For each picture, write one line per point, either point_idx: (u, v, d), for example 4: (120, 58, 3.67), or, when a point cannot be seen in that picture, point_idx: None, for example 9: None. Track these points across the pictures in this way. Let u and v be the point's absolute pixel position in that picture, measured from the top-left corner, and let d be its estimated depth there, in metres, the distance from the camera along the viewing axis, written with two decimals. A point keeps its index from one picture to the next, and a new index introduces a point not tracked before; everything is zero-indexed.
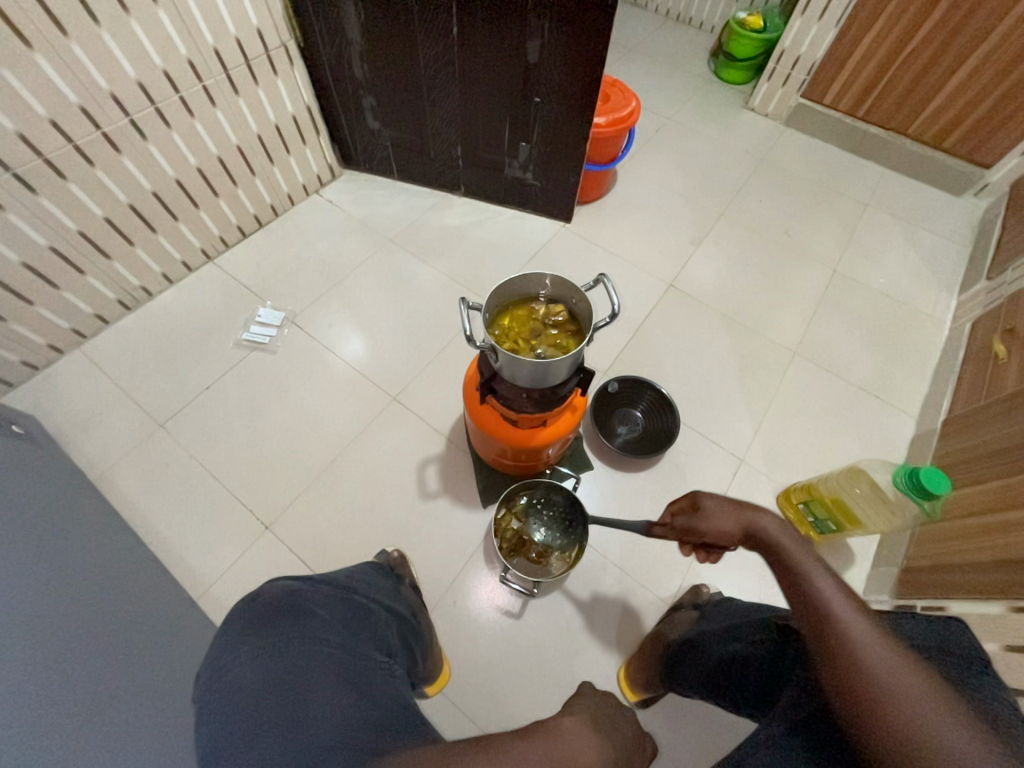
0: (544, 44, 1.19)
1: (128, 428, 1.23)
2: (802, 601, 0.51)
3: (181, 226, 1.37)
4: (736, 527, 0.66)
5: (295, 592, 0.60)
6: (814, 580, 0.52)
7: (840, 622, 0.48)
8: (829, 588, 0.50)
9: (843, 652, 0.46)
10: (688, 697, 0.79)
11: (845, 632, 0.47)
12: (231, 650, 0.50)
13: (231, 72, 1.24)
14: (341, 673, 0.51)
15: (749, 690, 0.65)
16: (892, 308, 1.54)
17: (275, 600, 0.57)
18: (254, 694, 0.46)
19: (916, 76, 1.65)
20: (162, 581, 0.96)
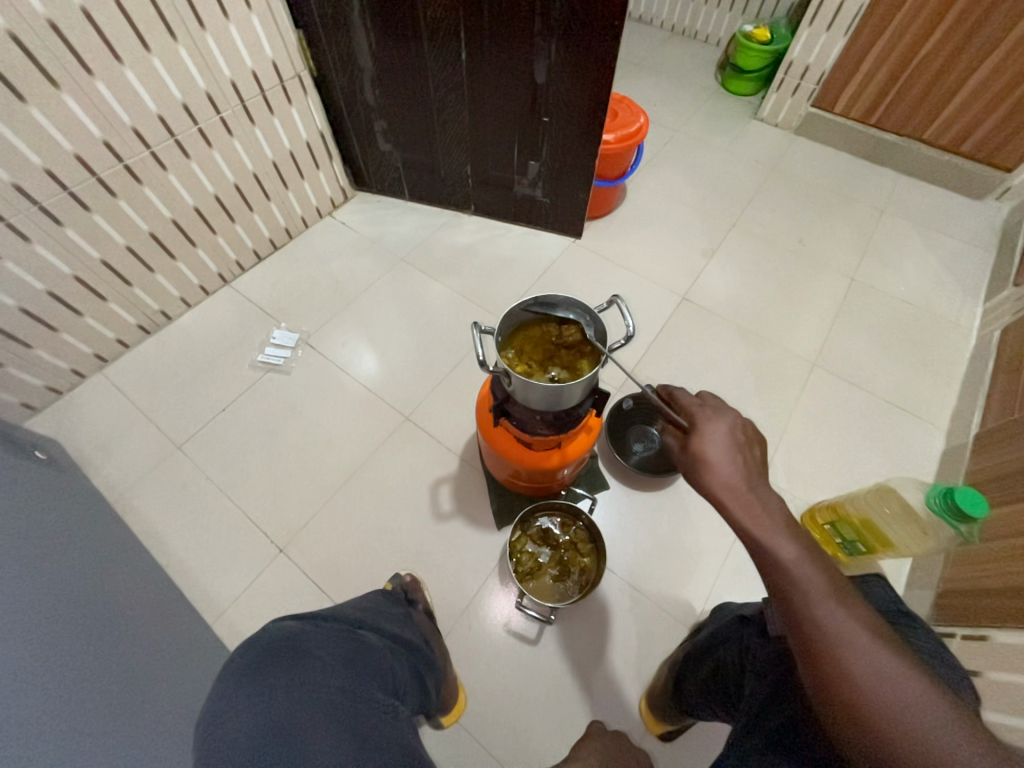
0: (552, 65, 1.20)
1: (146, 450, 1.25)
2: (777, 592, 0.45)
3: (199, 252, 1.40)
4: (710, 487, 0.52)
5: (294, 632, 0.59)
6: (777, 572, 0.45)
7: (825, 628, 0.41)
8: (804, 576, 0.44)
9: (826, 657, 0.41)
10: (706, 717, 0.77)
11: (835, 639, 0.41)
12: (229, 696, 0.49)
13: (248, 103, 1.27)
14: (339, 721, 0.49)
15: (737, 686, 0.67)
16: (915, 316, 1.49)
17: (271, 642, 0.56)
18: (247, 744, 0.45)
19: (930, 82, 1.63)
20: (178, 606, 0.96)
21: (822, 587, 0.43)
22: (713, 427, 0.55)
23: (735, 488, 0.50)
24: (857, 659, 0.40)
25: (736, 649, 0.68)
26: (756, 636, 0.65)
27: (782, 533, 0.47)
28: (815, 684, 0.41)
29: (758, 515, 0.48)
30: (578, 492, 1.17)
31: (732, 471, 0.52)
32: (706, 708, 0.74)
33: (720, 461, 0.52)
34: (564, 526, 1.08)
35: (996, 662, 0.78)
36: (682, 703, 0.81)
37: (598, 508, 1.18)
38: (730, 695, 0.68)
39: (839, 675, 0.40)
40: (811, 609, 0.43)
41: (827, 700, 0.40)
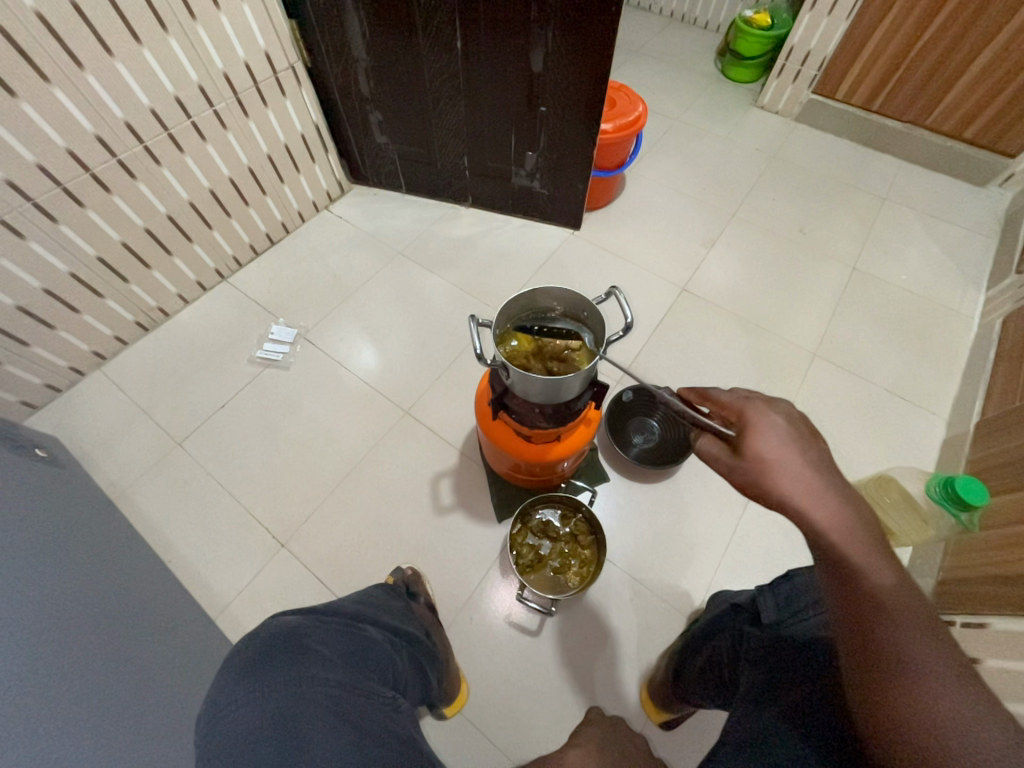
0: (548, 53, 1.18)
1: (147, 447, 1.25)
2: (842, 597, 0.44)
3: (196, 248, 1.39)
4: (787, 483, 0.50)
5: (294, 627, 0.59)
6: (851, 571, 0.44)
7: (894, 634, 0.40)
8: (887, 597, 0.42)
9: (893, 681, 0.39)
10: (701, 706, 0.77)
11: (902, 645, 0.40)
12: (230, 692, 0.49)
13: (241, 95, 1.26)
14: (340, 717, 0.49)
15: (725, 676, 0.68)
16: (916, 305, 1.49)
17: (273, 637, 0.55)
18: (250, 743, 0.45)
19: (933, 66, 1.60)
20: (181, 601, 0.97)
21: (903, 609, 0.41)
22: (772, 424, 0.54)
23: (805, 489, 0.49)
24: (933, 691, 0.37)
25: (729, 639, 0.70)
26: (750, 625, 0.67)
27: (865, 545, 0.45)
28: (873, 708, 0.39)
29: (834, 519, 0.47)
30: (578, 486, 1.17)
31: (801, 470, 0.51)
32: (703, 695, 0.74)
33: (786, 459, 0.51)
34: (564, 518, 1.09)
35: (995, 649, 0.78)
36: (680, 691, 0.81)
37: (598, 500, 1.18)
38: (724, 685, 0.68)
39: (908, 704, 0.37)
40: (887, 632, 0.41)
41: (888, 728, 0.38)
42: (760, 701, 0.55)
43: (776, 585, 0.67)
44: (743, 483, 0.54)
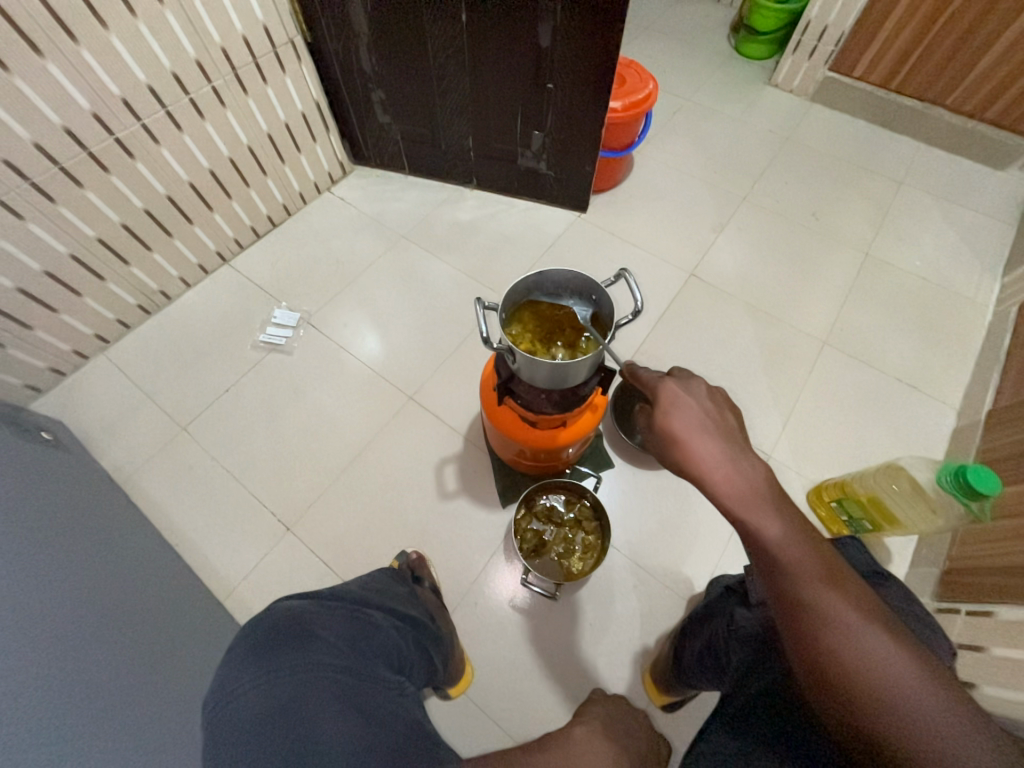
0: (556, 28, 1.14)
1: (152, 431, 1.25)
2: (765, 572, 0.44)
3: (196, 230, 1.37)
4: (706, 462, 0.49)
5: (299, 613, 0.58)
6: (772, 541, 0.44)
7: (816, 597, 0.41)
8: (799, 561, 0.42)
9: (817, 643, 0.39)
10: (700, 688, 0.78)
11: (825, 608, 0.40)
12: (236, 675, 0.49)
13: (239, 71, 1.22)
14: (346, 702, 0.49)
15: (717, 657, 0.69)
16: (930, 291, 1.46)
17: (277, 623, 0.55)
18: (257, 726, 0.45)
19: (955, 43, 1.54)
20: (189, 584, 0.98)
21: (815, 570, 0.42)
22: (682, 401, 0.54)
23: (714, 463, 0.49)
24: (849, 647, 0.39)
25: (723, 621, 0.70)
26: (739, 604, 0.67)
27: (777, 513, 0.45)
28: (818, 684, 0.39)
29: (743, 487, 0.47)
30: (583, 472, 1.17)
31: (710, 443, 0.50)
32: (702, 679, 0.75)
33: (693, 435, 0.51)
34: (568, 503, 1.09)
35: (1000, 639, 0.78)
36: (681, 675, 0.82)
37: (603, 488, 1.17)
38: (720, 666, 0.69)
39: (827, 664, 0.39)
40: (804, 597, 0.41)
41: (826, 696, 0.39)
42: (746, 681, 0.57)
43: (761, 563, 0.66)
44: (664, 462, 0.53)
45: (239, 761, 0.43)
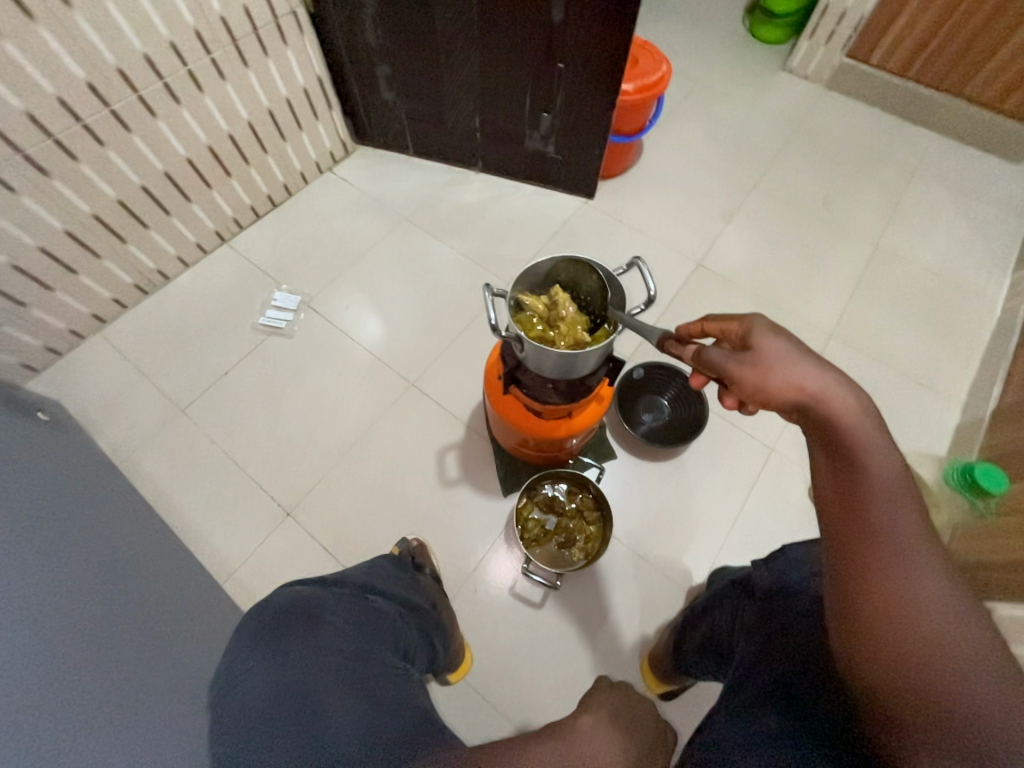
0: (569, 4, 1.10)
1: (150, 413, 1.24)
2: (845, 486, 0.43)
3: (194, 208, 1.34)
4: (806, 381, 0.47)
5: (305, 597, 0.58)
6: (867, 462, 0.43)
7: (894, 522, 0.40)
8: (889, 486, 0.41)
9: (880, 560, 0.39)
10: (698, 678, 0.79)
11: (898, 533, 0.39)
12: (246, 657, 0.49)
13: (240, 42, 1.18)
14: (353, 686, 0.48)
15: (719, 649, 0.70)
16: (939, 286, 1.44)
17: (283, 607, 0.55)
18: (266, 707, 0.45)
19: (978, 29, 1.50)
20: (190, 567, 0.98)
21: (911, 500, 0.41)
22: (783, 329, 0.52)
23: (814, 384, 0.47)
24: (918, 578, 0.38)
25: (727, 614, 0.70)
26: (746, 600, 0.67)
27: (882, 437, 0.43)
28: (862, 599, 0.39)
29: (848, 411, 0.45)
30: (585, 462, 1.16)
31: (813, 365, 0.48)
32: (701, 668, 0.76)
33: (795, 356, 0.49)
34: (570, 493, 1.08)
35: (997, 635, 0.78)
36: (680, 664, 0.83)
37: (605, 478, 1.17)
38: (722, 659, 0.69)
39: (886, 589, 0.38)
40: (888, 522, 0.40)
41: (865, 612, 0.39)
42: (750, 673, 0.56)
43: (768, 559, 0.67)
44: (742, 381, 0.51)
45: (244, 743, 0.43)
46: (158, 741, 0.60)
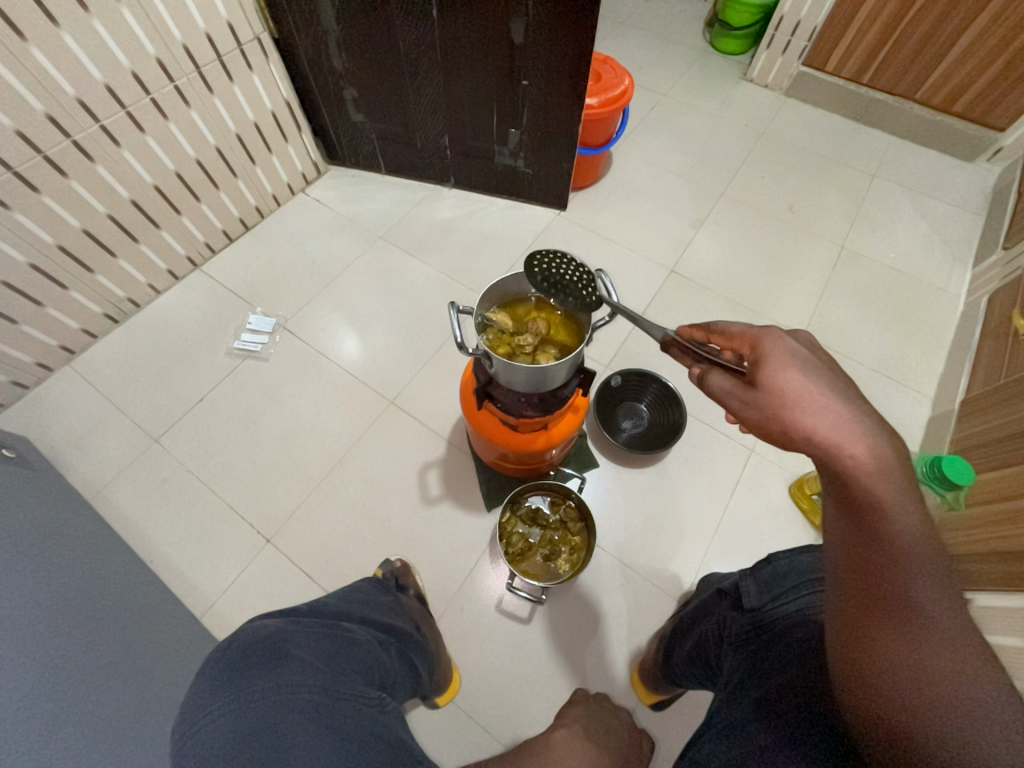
0: (528, 24, 1.13)
1: (122, 444, 1.21)
2: (860, 542, 0.41)
3: (164, 235, 1.33)
4: (820, 423, 0.45)
5: (273, 631, 0.56)
6: (887, 519, 0.40)
7: (911, 585, 0.38)
8: (910, 546, 0.39)
9: (893, 624, 0.37)
10: (688, 688, 0.79)
11: (916, 597, 0.37)
12: (204, 703, 0.47)
13: (204, 70, 1.18)
14: (320, 725, 0.47)
15: (709, 660, 0.69)
16: (903, 283, 1.48)
17: (250, 643, 0.53)
18: (227, 757, 0.43)
19: (923, 38, 1.57)
20: (166, 602, 0.95)
21: (929, 561, 0.38)
22: (792, 360, 0.50)
23: (832, 427, 0.44)
24: (924, 642, 0.36)
25: (715, 624, 0.70)
26: (732, 609, 0.67)
27: (905, 491, 0.41)
28: (873, 665, 0.38)
29: (865, 457, 0.42)
30: (567, 473, 1.16)
31: (836, 404, 0.46)
32: (690, 678, 0.75)
33: (811, 390, 0.47)
34: (553, 505, 1.08)
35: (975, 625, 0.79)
36: (669, 674, 0.82)
37: (587, 487, 1.17)
38: (711, 670, 0.69)
39: (889, 653, 0.37)
40: (904, 583, 0.38)
41: (873, 676, 0.37)
42: (743, 689, 0.55)
43: (755, 569, 0.67)
44: (746, 416, 0.51)
45: None
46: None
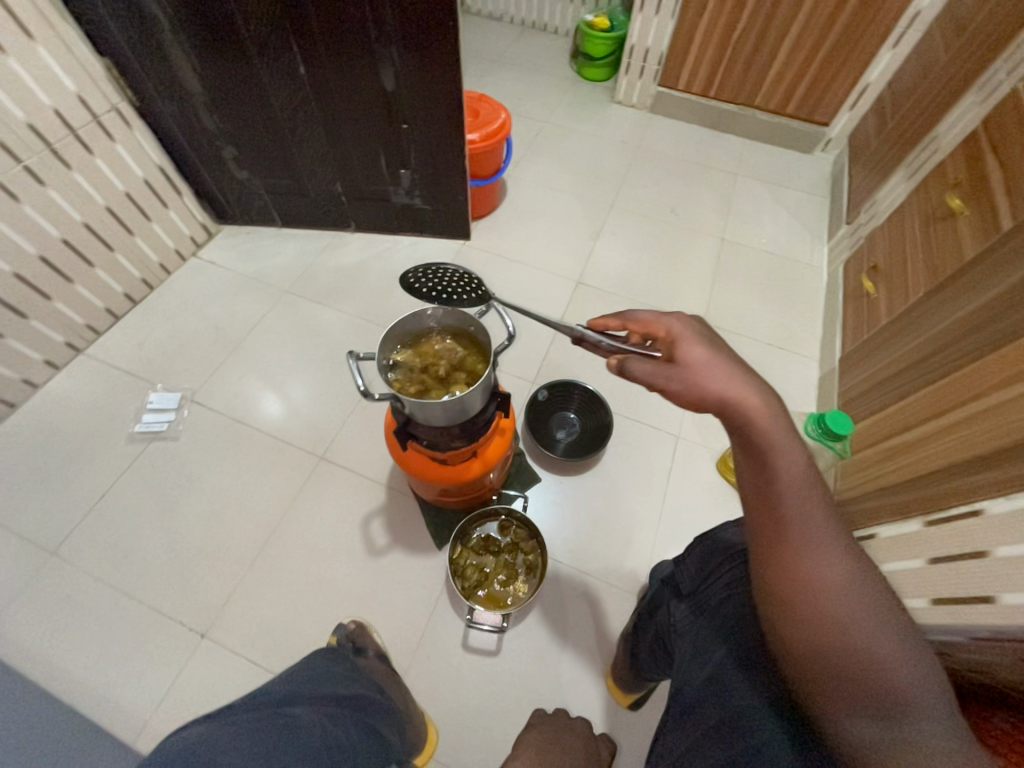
0: (398, 72, 1.17)
1: (11, 565, 1.06)
2: (765, 484, 0.47)
3: (35, 324, 1.21)
4: (728, 386, 0.51)
5: (195, 741, 0.52)
6: (783, 460, 0.47)
7: (807, 513, 0.45)
8: (801, 481, 0.46)
9: (802, 548, 0.44)
10: (658, 680, 0.81)
11: (811, 522, 0.45)
12: None
13: (57, 145, 1.11)
14: None
15: (665, 650, 0.71)
16: (777, 263, 1.67)
17: (166, 763, 0.49)
18: None
19: (749, 56, 1.83)
20: (85, 735, 0.83)
21: (815, 490, 0.46)
22: (697, 341, 0.57)
23: (735, 388, 0.51)
24: (829, 561, 0.43)
25: (663, 616, 0.73)
26: (673, 598, 0.70)
27: (790, 436, 0.48)
28: (794, 586, 0.43)
29: (764, 414, 0.48)
30: (512, 494, 1.17)
31: (733, 373, 0.52)
32: (656, 669, 0.77)
33: (716, 365, 0.53)
34: (502, 529, 1.08)
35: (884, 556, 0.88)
36: (639, 671, 0.84)
37: (533, 504, 1.18)
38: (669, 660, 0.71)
39: (810, 581, 0.43)
40: (801, 512, 0.45)
41: (795, 596, 0.43)
42: (689, 673, 0.57)
43: (686, 555, 0.71)
44: (671, 392, 0.55)
45: None
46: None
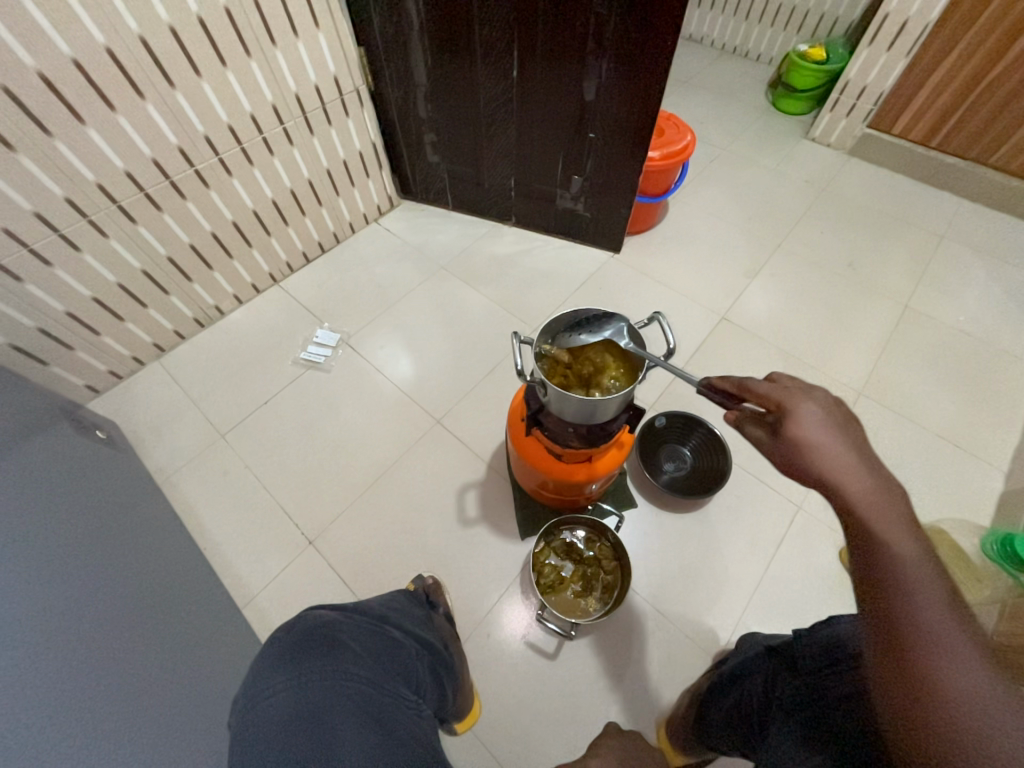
0: (601, 84, 1.22)
1: (193, 436, 1.32)
2: (867, 572, 0.42)
3: (254, 253, 1.48)
4: (829, 466, 0.48)
5: (329, 622, 0.60)
6: (887, 545, 0.41)
7: (917, 611, 0.38)
8: (910, 570, 0.40)
9: (907, 650, 0.37)
10: (725, 754, 0.74)
11: (923, 621, 0.38)
12: (267, 678, 0.51)
13: (309, 114, 1.35)
14: (367, 715, 0.49)
15: (754, 723, 0.65)
16: (973, 348, 1.41)
17: (307, 631, 0.57)
18: (284, 728, 0.46)
19: (998, 105, 1.58)
20: (214, 588, 1.01)
21: (934, 585, 0.39)
22: (806, 406, 0.52)
23: (844, 467, 0.47)
24: (950, 671, 0.35)
25: (762, 683, 0.66)
26: (784, 667, 0.63)
27: (903, 522, 0.42)
28: (899, 696, 0.37)
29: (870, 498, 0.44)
30: (605, 510, 1.15)
31: (842, 451, 0.48)
32: (729, 741, 0.71)
33: (824, 440, 0.49)
34: (588, 541, 1.08)
35: None
36: (703, 734, 0.78)
37: (624, 527, 1.15)
38: (756, 735, 0.65)
39: (923, 695, 0.36)
40: (910, 609, 0.38)
41: (902, 709, 0.37)
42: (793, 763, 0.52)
43: (814, 627, 0.62)
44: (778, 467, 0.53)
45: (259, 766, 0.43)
46: (182, 751, 0.61)
